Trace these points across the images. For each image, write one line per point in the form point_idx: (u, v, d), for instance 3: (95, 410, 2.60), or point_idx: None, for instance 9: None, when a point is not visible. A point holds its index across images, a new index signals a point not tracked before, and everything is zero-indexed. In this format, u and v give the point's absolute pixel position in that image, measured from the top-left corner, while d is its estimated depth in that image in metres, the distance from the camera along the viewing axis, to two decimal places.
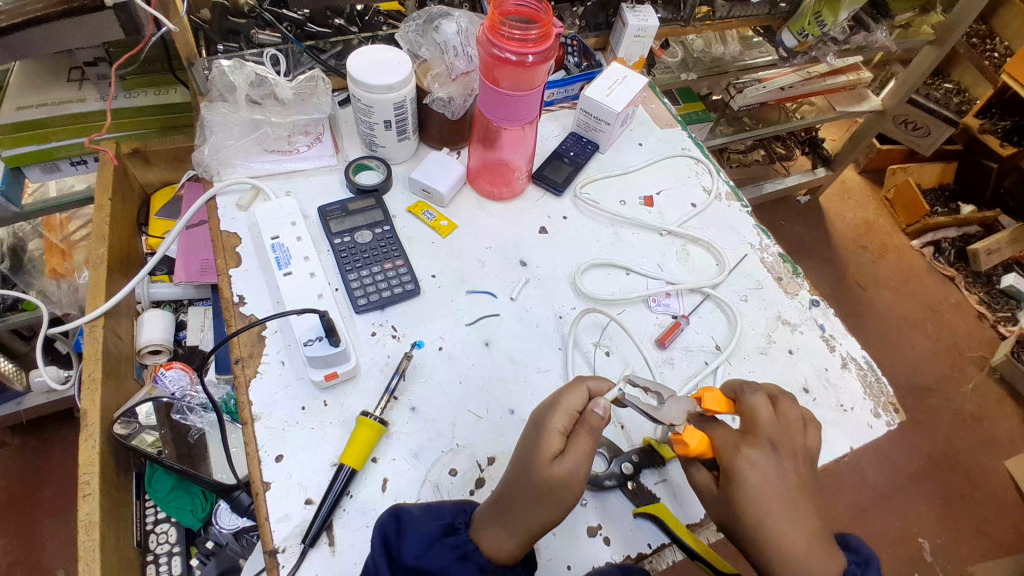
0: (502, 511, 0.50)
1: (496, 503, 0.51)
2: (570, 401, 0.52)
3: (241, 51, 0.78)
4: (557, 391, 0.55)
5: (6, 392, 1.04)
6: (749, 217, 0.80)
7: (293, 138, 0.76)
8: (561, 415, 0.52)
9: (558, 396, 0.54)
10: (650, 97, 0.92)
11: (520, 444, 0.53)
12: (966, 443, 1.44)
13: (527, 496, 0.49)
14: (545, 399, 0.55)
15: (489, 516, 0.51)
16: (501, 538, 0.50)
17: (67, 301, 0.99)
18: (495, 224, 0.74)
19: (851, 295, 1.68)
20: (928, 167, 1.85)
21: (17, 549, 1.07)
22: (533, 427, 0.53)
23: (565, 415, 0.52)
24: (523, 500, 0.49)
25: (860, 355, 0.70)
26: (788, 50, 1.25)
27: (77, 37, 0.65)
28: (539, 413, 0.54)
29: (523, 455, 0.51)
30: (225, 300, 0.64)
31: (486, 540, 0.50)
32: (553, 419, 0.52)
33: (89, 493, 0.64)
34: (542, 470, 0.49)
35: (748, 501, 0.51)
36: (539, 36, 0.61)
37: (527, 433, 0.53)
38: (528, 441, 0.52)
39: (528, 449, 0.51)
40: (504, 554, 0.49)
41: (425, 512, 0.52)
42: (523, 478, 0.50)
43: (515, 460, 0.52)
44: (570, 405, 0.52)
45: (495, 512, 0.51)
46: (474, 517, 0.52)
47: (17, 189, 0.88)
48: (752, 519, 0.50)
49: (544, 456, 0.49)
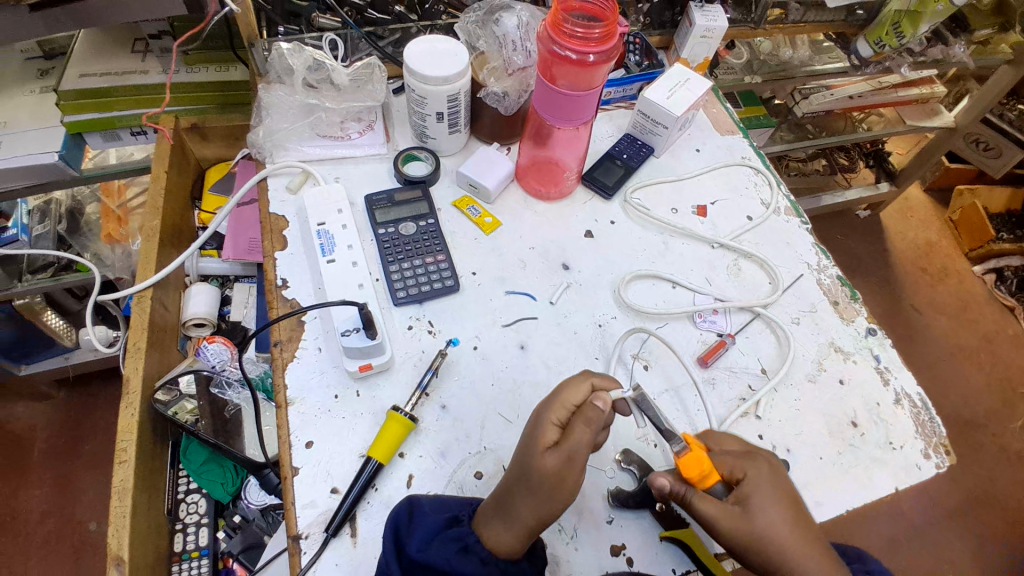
0: (496, 500, 0.49)
1: (494, 493, 0.50)
2: (569, 395, 0.51)
3: (301, 33, 0.78)
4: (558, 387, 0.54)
5: (56, 347, 1.09)
6: (808, 235, 0.76)
7: (346, 124, 0.76)
8: (555, 406, 0.50)
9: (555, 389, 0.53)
10: (711, 101, 0.89)
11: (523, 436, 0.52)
12: (1011, 484, 1.36)
13: (517, 484, 0.48)
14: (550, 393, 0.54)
15: (488, 506, 0.50)
16: (498, 529, 0.49)
17: (119, 266, 1.03)
18: (540, 224, 0.73)
19: (903, 319, 1.59)
20: (997, 190, 1.73)
21: (58, 498, 1.12)
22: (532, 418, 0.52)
23: (558, 404, 0.50)
24: (513, 489, 0.48)
25: (916, 391, 0.66)
26: (861, 59, 1.17)
27: (143, 10, 0.67)
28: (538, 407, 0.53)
29: (519, 446, 0.51)
30: (269, 282, 0.64)
31: (486, 531, 0.49)
32: (545, 410, 0.51)
33: (126, 460, 0.67)
34: (532, 458, 0.48)
35: (769, 520, 0.48)
36: (603, 35, 0.58)
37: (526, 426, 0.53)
38: (524, 434, 0.51)
39: (523, 440, 0.50)
40: (498, 544, 0.48)
41: (429, 507, 0.52)
42: (515, 469, 0.49)
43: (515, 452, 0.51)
44: (568, 399, 0.51)
45: (492, 502, 0.50)
46: (479, 509, 0.51)
47: (78, 152, 0.90)
48: (768, 542, 0.48)
49: (537, 447, 0.48)
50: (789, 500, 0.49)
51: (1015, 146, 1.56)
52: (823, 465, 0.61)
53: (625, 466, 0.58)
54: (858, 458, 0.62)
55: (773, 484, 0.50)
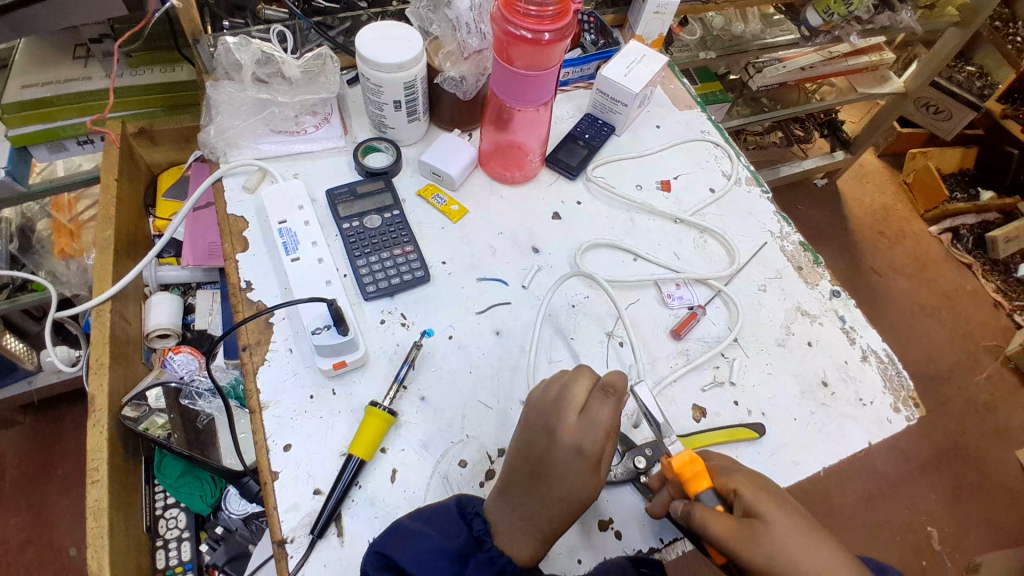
0: (529, 521, 0.49)
1: (521, 513, 0.49)
2: (605, 418, 0.49)
3: (247, 27, 0.75)
4: (578, 402, 0.50)
5: (17, 372, 1.04)
6: (769, 204, 0.78)
7: (301, 118, 0.74)
8: (601, 436, 0.49)
9: (589, 413, 0.50)
10: (668, 77, 0.89)
11: (542, 459, 0.49)
12: (978, 435, 1.42)
13: (562, 509, 0.48)
14: (559, 408, 0.50)
15: (504, 517, 0.50)
16: (528, 543, 0.49)
17: (76, 282, 0.99)
18: (506, 208, 0.72)
19: (866, 282, 1.64)
20: (948, 151, 1.80)
21: (30, 527, 1.08)
22: (564, 447, 0.48)
23: (601, 432, 0.49)
24: (558, 517, 0.49)
25: (881, 348, 0.68)
26: (811, 29, 1.21)
27: (81, 12, 0.64)
28: (557, 427, 0.49)
29: (556, 476, 0.48)
30: (232, 285, 0.63)
31: (517, 550, 0.49)
32: (589, 439, 0.49)
33: (98, 479, 0.64)
34: (583, 488, 0.49)
35: (778, 527, 0.47)
36: (557, 12, 0.58)
37: (549, 449, 0.49)
38: (555, 460, 0.49)
39: (565, 472, 0.48)
40: (529, 557, 0.49)
41: (439, 528, 0.48)
42: (563, 501, 0.48)
43: (543, 479, 0.49)
44: (604, 423, 0.50)
45: (515, 519, 0.49)
46: (486, 511, 0.51)
47: (25, 168, 0.86)
48: (783, 554, 0.46)
49: (595, 477, 0.49)
50: (781, 500, 0.49)
51: (964, 107, 1.63)
52: (798, 426, 0.62)
53: None
54: (831, 416, 0.64)
55: (767, 490, 0.50)
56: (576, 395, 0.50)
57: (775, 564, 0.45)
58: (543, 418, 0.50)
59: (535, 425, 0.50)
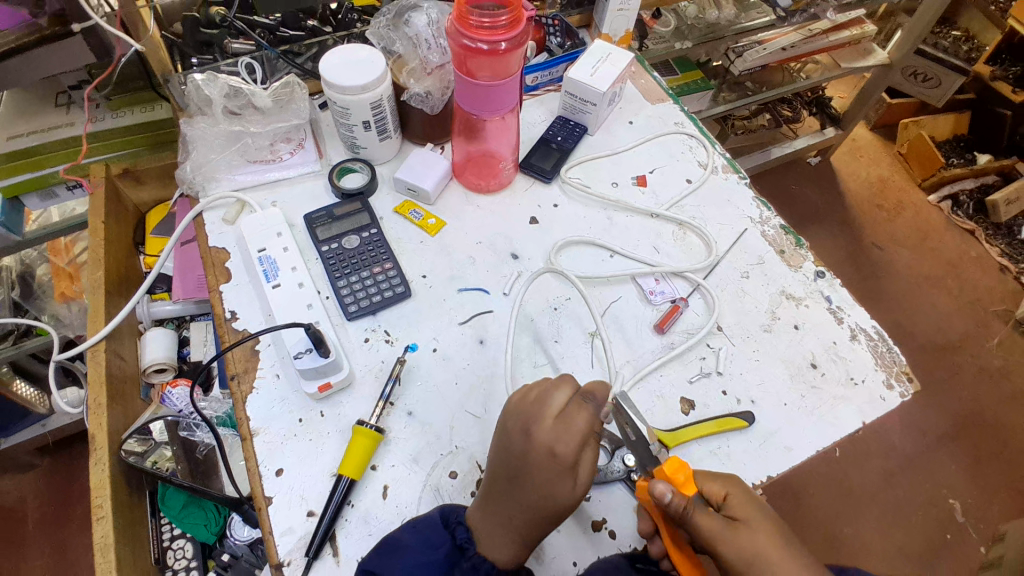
0: (507, 523, 0.49)
1: (500, 516, 0.50)
2: (580, 424, 0.49)
3: (216, 62, 0.76)
4: (554, 409, 0.50)
5: (30, 416, 1.07)
6: (747, 189, 0.78)
7: (276, 146, 0.75)
8: (576, 443, 0.48)
9: (565, 419, 0.49)
10: (639, 72, 0.89)
11: (515, 465, 0.49)
12: (994, 403, 1.40)
13: (537, 515, 0.48)
14: (536, 415, 0.50)
15: (484, 523, 0.51)
16: (507, 547, 0.50)
17: (78, 324, 1.00)
18: (484, 217, 0.73)
19: (866, 257, 1.63)
20: (941, 117, 1.78)
21: (53, 567, 1.10)
22: (537, 452, 0.48)
23: (576, 437, 0.49)
24: (536, 521, 0.49)
25: (870, 325, 0.68)
26: (786, 9, 1.20)
27: (54, 62, 0.66)
28: (532, 433, 0.49)
29: (531, 482, 0.48)
30: (217, 316, 0.64)
31: (493, 551, 0.50)
32: (563, 445, 0.48)
33: (104, 516, 0.66)
34: (555, 495, 0.48)
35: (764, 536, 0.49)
36: (509, 22, 0.58)
37: (524, 454, 0.48)
38: (531, 467, 0.48)
39: (541, 479, 0.48)
40: (508, 560, 0.50)
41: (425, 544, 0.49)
42: (538, 505, 0.48)
43: (516, 483, 0.49)
44: (580, 429, 0.49)
45: (494, 522, 0.50)
46: (468, 519, 0.52)
47: (18, 217, 0.88)
48: (762, 558, 0.48)
49: (568, 483, 0.48)
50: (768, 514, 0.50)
51: (951, 73, 1.60)
52: (789, 411, 0.62)
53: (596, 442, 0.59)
54: (822, 398, 0.63)
55: (755, 500, 0.51)
56: (555, 401, 0.50)
57: (754, 566, 0.48)
58: (520, 425, 0.50)
59: (513, 430, 0.50)
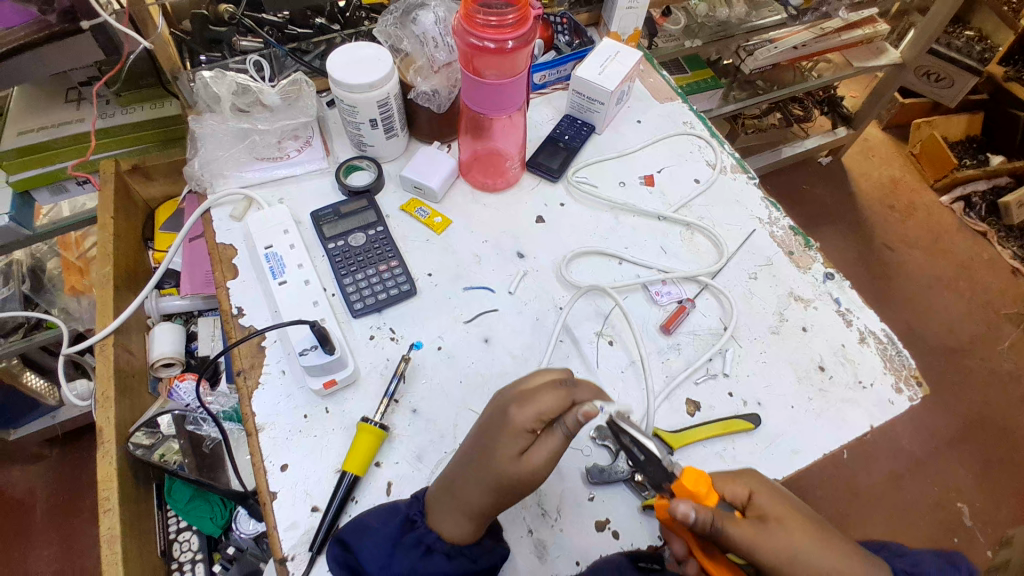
0: (453, 491, 0.50)
1: (452, 488, 0.50)
2: (545, 403, 0.47)
3: (224, 59, 0.77)
4: (531, 383, 0.50)
5: (40, 408, 1.09)
6: (756, 189, 0.77)
7: (283, 143, 0.75)
8: (530, 414, 0.47)
9: (531, 390, 0.49)
10: (648, 70, 0.89)
11: (479, 432, 0.50)
12: (1004, 406, 1.38)
13: (479, 484, 0.48)
14: (513, 390, 0.51)
15: (441, 498, 0.51)
16: (459, 522, 0.50)
17: (87, 317, 1.02)
18: (490, 216, 0.73)
19: (876, 258, 1.61)
20: (954, 118, 1.75)
21: (61, 557, 1.11)
22: (495, 416, 0.49)
23: (536, 411, 0.47)
24: (477, 492, 0.48)
25: (879, 328, 0.67)
26: (796, 7, 1.22)
27: (64, 58, 0.66)
28: (507, 405, 0.49)
29: (481, 444, 0.49)
30: (224, 312, 0.64)
31: (443, 524, 0.50)
32: (523, 416, 0.47)
33: (110, 508, 0.67)
34: (496, 464, 0.47)
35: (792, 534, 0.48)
36: (516, 20, 0.59)
37: (489, 418, 0.50)
38: (490, 431, 0.49)
39: (497, 447, 0.48)
40: (462, 537, 0.50)
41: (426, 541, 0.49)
42: (480, 470, 0.48)
43: (471, 448, 0.50)
44: (543, 408, 0.47)
45: (448, 494, 0.50)
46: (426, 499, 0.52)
47: (28, 212, 0.89)
48: (798, 557, 0.47)
49: (509, 454, 0.47)
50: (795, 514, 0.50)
51: (964, 73, 1.58)
52: (795, 413, 0.62)
53: (600, 442, 0.59)
54: (830, 402, 0.63)
55: (778, 494, 0.51)
56: (534, 379, 0.51)
57: (792, 565, 0.47)
58: (500, 399, 0.50)
59: (494, 402, 0.52)
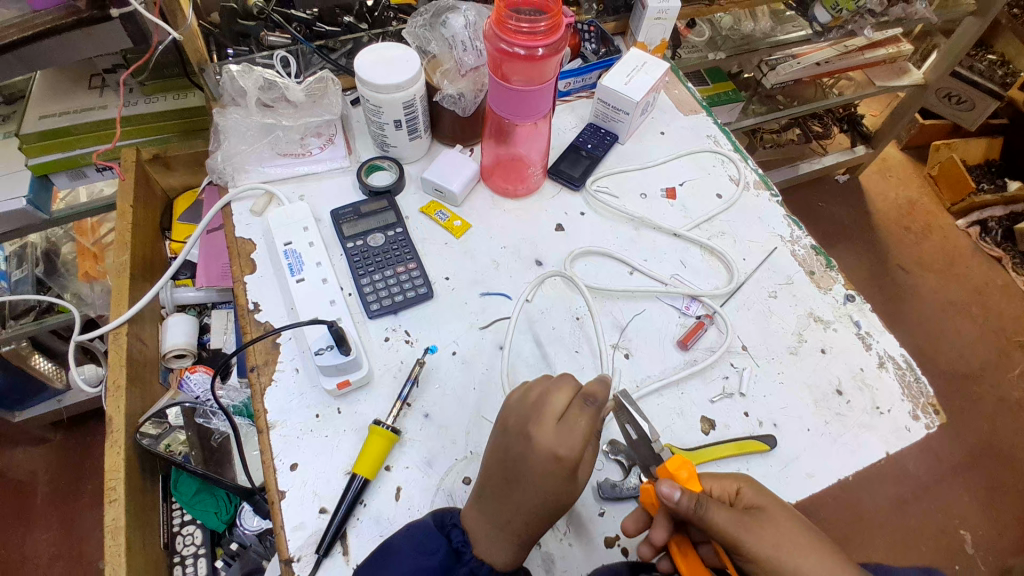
0: (504, 526, 0.49)
1: (492, 515, 0.49)
2: (581, 425, 0.48)
3: (251, 53, 0.78)
4: (556, 408, 0.49)
5: (47, 391, 1.09)
6: (779, 207, 0.76)
7: (306, 140, 0.75)
8: (578, 446, 0.48)
9: (567, 422, 0.48)
10: (673, 82, 0.88)
11: (512, 464, 0.48)
12: (1012, 433, 1.37)
13: (534, 517, 0.48)
14: (529, 410, 0.50)
15: (480, 525, 0.50)
16: (504, 548, 0.49)
17: (100, 304, 1.02)
18: (509, 222, 0.72)
19: (890, 279, 1.60)
20: (973, 141, 1.74)
21: (60, 542, 1.11)
22: (529, 450, 0.48)
23: (580, 439, 0.48)
24: (530, 520, 0.48)
25: (898, 353, 0.66)
26: (822, 25, 1.17)
27: (89, 43, 0.66)
28: (535, 433, 0.48)
29: (531, 485, 0.47)
30: (241, 307, 0.64)
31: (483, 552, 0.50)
32: (566, 448, 0.47)
33: (116, 498, 0.66)
34: (550, 496, 0.47)
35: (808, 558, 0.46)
36: (548, 27, 0.58)
37: (524, 455, 0.48)
38: (530, 467, 0.47)
39: (542, 480, 0.47)
40: (500, 561, 0.49)
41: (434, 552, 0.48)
42: (539, 507, 0.48)
43: (512, 483, 0.48)
44: (584, 431, 0.48)
45: (488, 522, 0.49)
46: (456, 518, 0.52)
47: (46, 195, 0.89)
48: (782, 551, 0.46)
49: (563, 484, 0.47)
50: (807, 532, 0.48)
51: (986, 97, 1.58)
52: (811, 437, 0.61)
53: (612, 456, 0.58)
54: (847, 426, 0.62)
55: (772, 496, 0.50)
56: (556, 401, 0.49)
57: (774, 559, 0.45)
58: (520, 424, 0.49)
59: (513, 427, 0.50)
